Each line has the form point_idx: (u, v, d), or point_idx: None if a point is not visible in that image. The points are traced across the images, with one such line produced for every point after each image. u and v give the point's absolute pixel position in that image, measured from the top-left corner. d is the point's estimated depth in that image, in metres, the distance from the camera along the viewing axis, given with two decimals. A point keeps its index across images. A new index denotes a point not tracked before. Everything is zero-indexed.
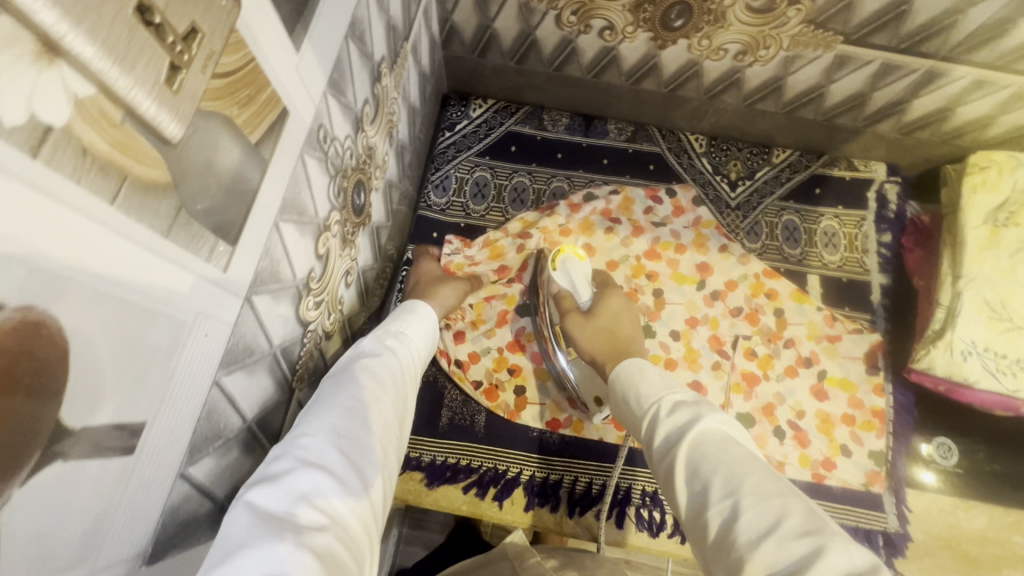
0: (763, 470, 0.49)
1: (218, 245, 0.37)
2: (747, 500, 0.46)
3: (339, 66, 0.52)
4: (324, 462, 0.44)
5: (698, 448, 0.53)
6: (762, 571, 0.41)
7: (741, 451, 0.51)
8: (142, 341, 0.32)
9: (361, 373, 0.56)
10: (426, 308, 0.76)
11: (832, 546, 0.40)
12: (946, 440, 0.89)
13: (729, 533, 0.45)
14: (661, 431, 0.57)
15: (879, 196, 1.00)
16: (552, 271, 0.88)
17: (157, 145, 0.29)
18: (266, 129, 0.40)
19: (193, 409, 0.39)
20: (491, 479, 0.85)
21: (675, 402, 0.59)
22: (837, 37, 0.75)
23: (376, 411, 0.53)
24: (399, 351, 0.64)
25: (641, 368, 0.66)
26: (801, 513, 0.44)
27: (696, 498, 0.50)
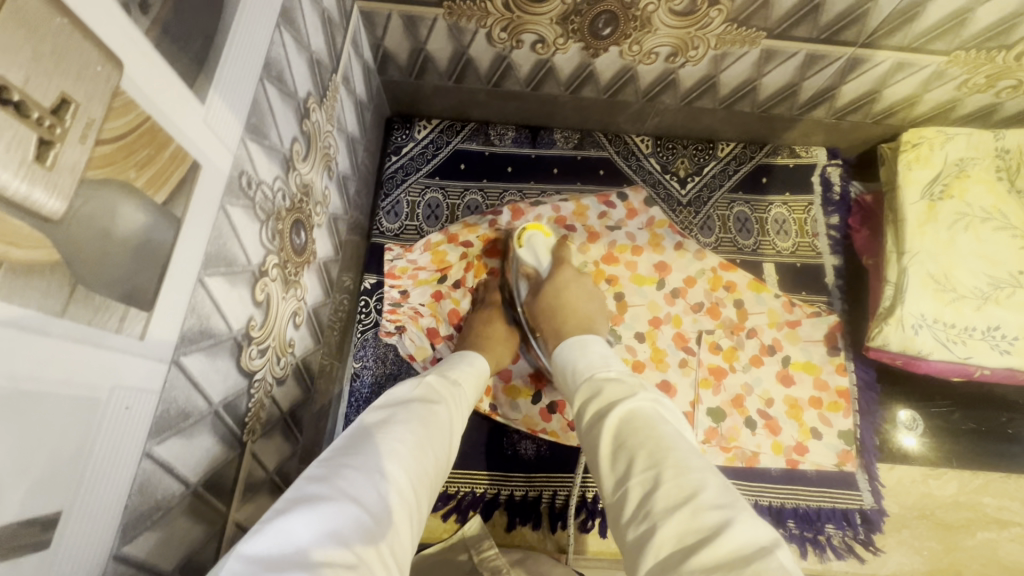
0: (687, 449, 0.48)
1: (130, 313, 0.36)
2: (667, 473, 0.45)
3: (256, 108, 0.51)
4: (363, 498, 0.43)
5: (625, 422, 0.52)
6: (672, 541, 0.40)
7: (669, 430, 0.50)
8: (45, 429, 0.30)
9: (409, 415, 0.55)
10: (481, 361, 0.75)
11: (742, 520, 0.40)
12: (912, 413, 0.92)
13: (647, 502, 0.44)
14: (591, 406, 0.57)
15: (823, 179, 1.02)
16: (518, 249, 0.86)
17: (37, 224, 0.28)
18: (174, 186, 0.39)
19: (121, 487, 0.37)
20: (469, 503, 0.84)
21: (608, 380, 0.59)
22: (761, 33, 0.76)
23: (419, 459, 0.51)
24: (448, 399, 0.61)
25: (583, 347, 0.67)
26: (717, 487, 0.43)
27: (618, 470, 0.49)
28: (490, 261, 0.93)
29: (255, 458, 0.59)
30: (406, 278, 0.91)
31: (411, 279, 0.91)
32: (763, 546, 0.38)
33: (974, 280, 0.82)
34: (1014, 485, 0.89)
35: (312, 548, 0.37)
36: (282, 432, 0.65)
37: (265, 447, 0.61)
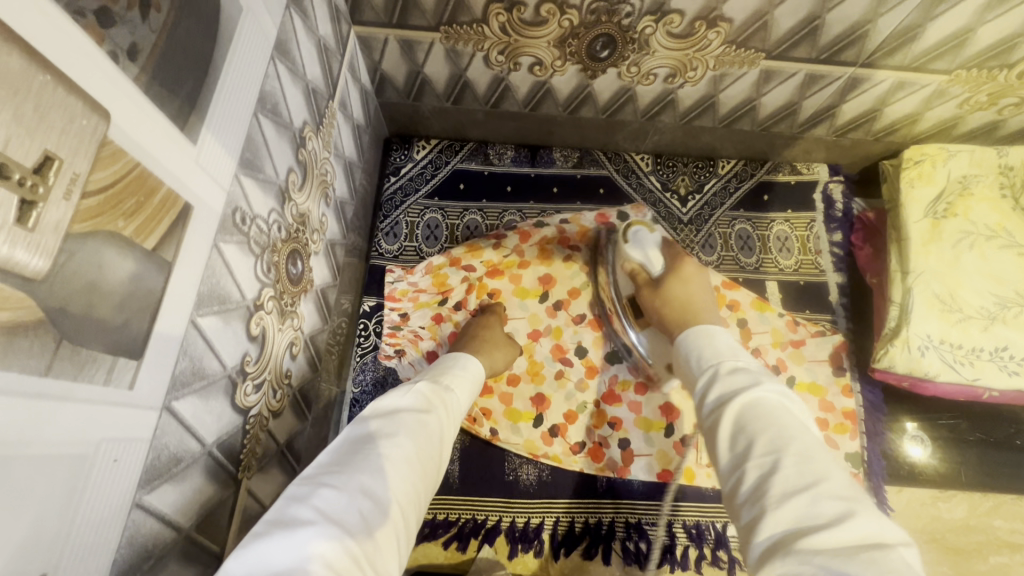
0: (813, 441, 0.47)
1: (119, 363, 0.35)
2: (790, 461, 0.44)
3: (250, 143, 0.50)
4: (342, 518, 0.42)
5: (755, 407, 0.51)
6: (786, 522, 0.41)
7: (794, 421, 0.49)
8: (28, 491, 0.29)
9: (399, 424, 0.53)
10: (475, 365, 0.70)
11: (862, 514, 0.40)
12: (918, 431, 0.90)
13: (763, 486, 0.44)
14: (715, 389, 0.55)
15: (824, 196, 1.01)
16: (625, 244, 0.82)
17: (20, 284, 0.27)
18: (165, 231, 0.38)
19: (109, 541, 0.36)
20: (471, 530, 0.82)
21: (737, 366, 0.56)
22: (759, 54, 0.76)
23: (407, 473, 0.50)
24: (443, 405, 0.60)
25: (710, 336, 0.62)
26: (841, 481, 0.43)
27: (738, 452, 0.48)
28: (492, 282, 0.92)
29: (252, 494, 0.58)
30: (406, 300, 0.90)
31: (411, 301, 0.91)
32: (884, 541, 0.38)
33: (980, 300, 0.81)
34: None
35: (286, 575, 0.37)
36: (278, 464, 0.64)
37: (262, 482, 0.60)
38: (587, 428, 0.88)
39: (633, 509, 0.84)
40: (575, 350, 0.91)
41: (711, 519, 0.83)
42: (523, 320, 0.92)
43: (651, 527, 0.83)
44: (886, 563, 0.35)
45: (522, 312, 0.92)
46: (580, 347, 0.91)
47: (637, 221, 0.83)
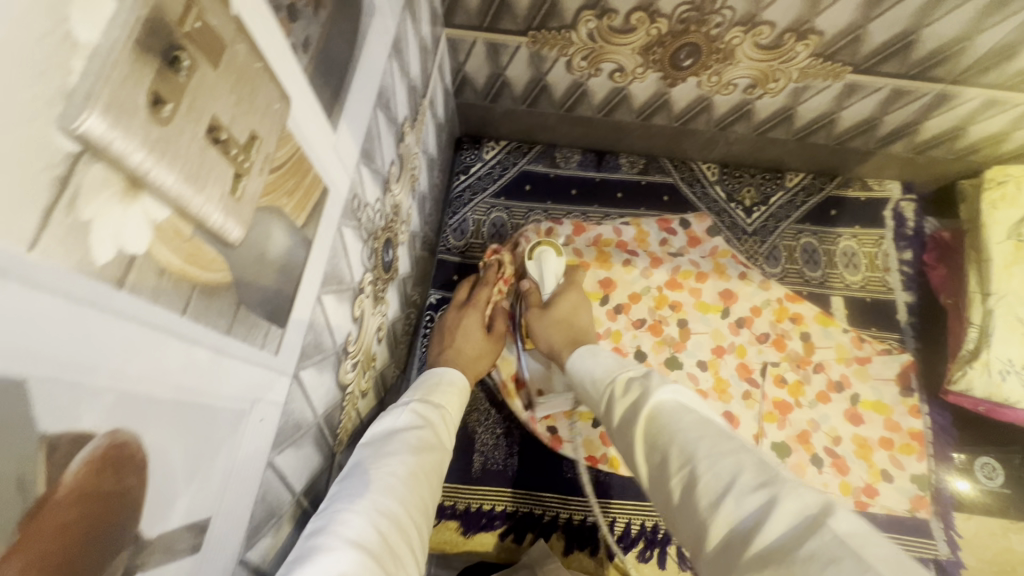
0: (716, 431, 0.50)
1: (271, 330, 0.38)
2: (702, 464, 0.47)
3: (369, 135, 0.53)
4: (363, 539, 0.44)
5: (656, 419, 0.55)
6: (723, 533, 0.42)
7: (688, 419, 0.52)
8: (208, 440, 0.32)
9: (398, 445, 0.57)
10: (461, 379, 0.75)
11: (784, 496, 0.41)
12: (989, 460, 0.87)
13: (691, 499, 0.46)
14: (619, 407, 0.60)
15: (896, 214, 1.00)
16: (529, 261, 0.92)
17: (220, 250, 0.30)
18: (310, 211, 0.41)
19: (249, 495, 0.39)
20: (528, 524, 0.84)
21: (629, 380, 0.62)
22: (846, 68, 0.76)
23: (411, 488, 0.53)
24: (436, 423, 0.63)
25: (594, 353, 0.72)
26: (755, 466, 0.45)
27: (657, 468, 0.52)
28: (599, 270, 0.97)
29: (341, 469, 0.61)
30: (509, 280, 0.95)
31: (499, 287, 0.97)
32: (812, 519, 0.39)
33: None
34: None
35: None
36: (360, 443, 0.67)
37: (349, 458, 0.63)
38: None
39: None
40: (635, 353, 0.94)
41: None
42: None
43: None
44: (823, 553, 0.36)
45: None
46: (640, 351, 0.94)
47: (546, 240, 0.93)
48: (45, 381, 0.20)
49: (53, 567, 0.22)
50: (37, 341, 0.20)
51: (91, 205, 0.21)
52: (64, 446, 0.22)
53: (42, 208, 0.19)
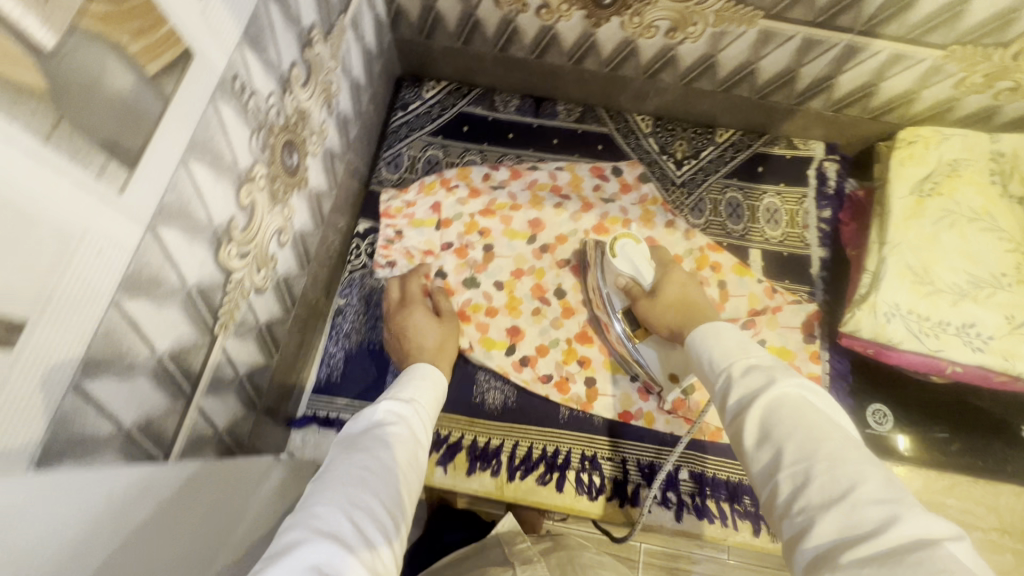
0: (844, 439, 0.50)
1: (111, 166, 0.39)
2: (820, 467, 0.48)
3: (257, 21, 0.55)
4: (334, 530, 0.47)
5: (774, 411, 0.55)
6: (832, 532, 0.44)
7: (816, 419, 0.52)
8: (18, 241, 0.34)
9: (371, 443, 0.60)
10: (435, 372, 0.77)
11: (907, 515, 0.42)
12: (880, 406, 0.91)
13: (801, 496, 0.48)
14: (733, 394, 0.60)
15: (818, 173, 1.03)
16: (614, 259, 0.86)
17: (26, 51, 0.32)
18: (165, 64, 0.43)
19: (88, 327, 0.40)
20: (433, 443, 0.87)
21: (748, 366, 0.61)
22: (758, 12, 0.78)
23: (384, 480, 0.56)
24: (409, 418, 0.66)
25: (715, 333, 0.68)
26: (878, 481, 0.45)
27: (766, 461, 0.52)
28: (531, 211, 1.00)
29: (226, 355, 0.63)
30: (401, 217, 0.97)
31: (406, 219, 0.97)
32: (931, 540, 0.40)
33: (953, 277, 0.82)
34: (980, 491, 0.88)
35: None
36: (254, 340, 0.69)
37: (237, 348, 0.64)
38: (557, 363, 0.93)
39: (590, 442, 0.88)
40: (555, 290, 0.97)
41: (663, 461, 0.87)
42: (509, 258, 0.99)
43: (605, 461, 0.87)
44: (938, 563, 0.38)
45: (509, 251, 0.99)
46: (559, 289, 0.98)
47: (623, 234, 0.86)
48: None
49: None
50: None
51: None
52: None
53: None
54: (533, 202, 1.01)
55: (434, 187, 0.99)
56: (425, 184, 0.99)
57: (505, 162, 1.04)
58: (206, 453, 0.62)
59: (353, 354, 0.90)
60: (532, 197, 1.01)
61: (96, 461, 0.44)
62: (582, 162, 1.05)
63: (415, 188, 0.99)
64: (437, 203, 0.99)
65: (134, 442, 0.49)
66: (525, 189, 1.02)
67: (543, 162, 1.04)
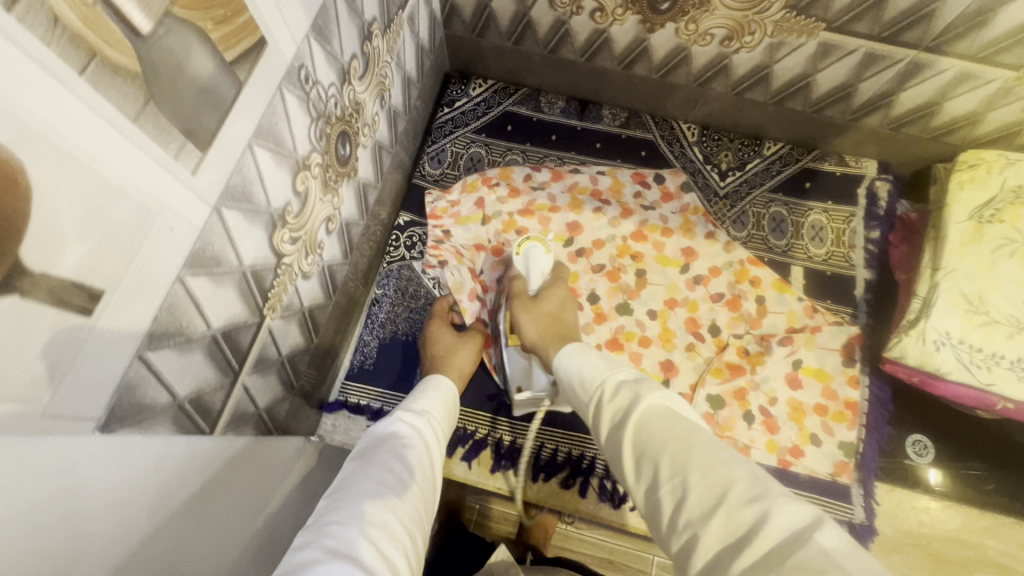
0: (707, 442, 0.51)
1: (187, 147, 0.41)
2: (694, 476, 0.48)
3: (324, 12, 0.56)
4: (350, 548, 0.44)
5: (642, 428, 0.55)
6: (717, 544, 0.43)
7: (684, 425, 0.53)
8: (106, 213, 0.36)
9: (386, 456, 0.58)
10: (446, 386, 0.77)
11: (776, 509, 0.43)
12: (921, 436, 0.87)
13: (682, 511, 0.47)
14: (606, 413, 0.61)
15: (869, 192, 0.99)
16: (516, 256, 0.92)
17: (126, 34, 0.33)
18: (240, 52, 0.44)
19: (154, 298, 0.42)
20: (459, 439, 0.88)
21: (618, 384, 0.63)
22: (819, 24, 0.77)
23: (400, 494, 0.53)
24: (426, 436, 0.65)
25: (580, 353, 0.71)
26: (746, 480, 0.46)
27: (649, 479, 0.52)
28: (571, 214, 1.00)
29: (271, 336, 0.64)
30: (447, 217, 0.99)
31: (451, 218, 0.99)
32: (803, 533, 0.40)
33: (1010, 308, 0.78)
34: None
35: None
36: (298, 324, 0.71)
37: (282, 330, 0.66)
38: None
39: None
40: (589, 295, 0.98)
41: None
42: None
43: None
44: (811, 563, 0.38)
45: None
46: (593, 294, 0.98)
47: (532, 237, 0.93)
48: None
49: None
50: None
51: None
52: None
53: None
54: (571, 205, 1.01)
55: (475, 186, 1.00)
56: (467, 183, 1.00)
57: (547, 164, 1.04)
58: (247, 429, 0.64)
59: (387, 344, 0.92)
60: (571, 200, 1.01)
61: (150, 428, 0.46)
62: (623, 169, 1.04)
63: (458, 188, 1.01)
64: (480, 200, 1.00)
65: (185, 413, 0.51)
66: (565, 193, 1.02)
67: (585, 166, 1.04)
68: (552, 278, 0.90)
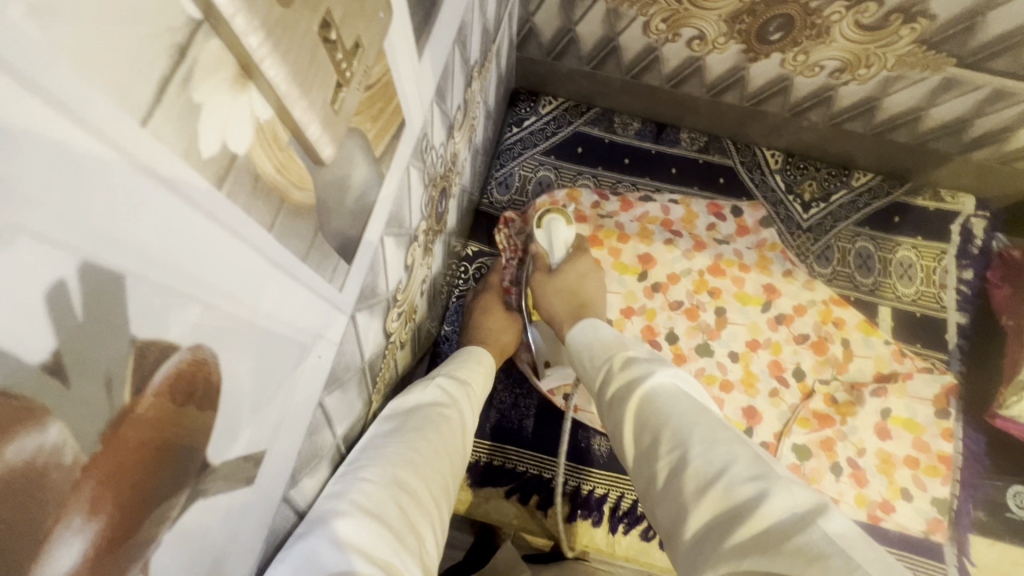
0: (713, 420, 0.47)
1: (339, 266, 0.35)
2: (695, 450, 0.44)
3: (446, 71, 0.50)
4: (377, 510, 0.41)
5: (646, 402, 0.51)
6: (709, 516, 0.40)
7: (691, 401, 0.49)
8: (274, 368, 0.30)
9: (422, 419, 0.53)
10: (486, 357, 0.71)
11: (776, 489, 0.40)
12: (1022, 489, 0.83)
13: (675, 484, 0.44)
14: (614, 382, 0.56)
15: (963, 229, 0.94)
16: (536, 229, 0.85)
17: (310, 167, 0.27)
18: (387, 143, 0.38)
19: (300, 433, 0.37)
20: (535, 486, 0.83)
21: (626, 359, 0.58)
22: (950, 60, 0.70)
23: (435, 463, 0.49)
24: (461, 400, 0.60)
25: (595, 327, 0.66)
26: (749, 459, 0.43)
27: (643, 448, 0.49)
28: (642, 245, 0.90)
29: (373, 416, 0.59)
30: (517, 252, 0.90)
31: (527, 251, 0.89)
32: (803, 513, 0.37)
33: None
34: None
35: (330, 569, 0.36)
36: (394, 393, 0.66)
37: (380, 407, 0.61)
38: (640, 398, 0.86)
39: None
40: (666, 335, 0.87)
41: None
42: (618, 295, 0.88)
43: None
44: (812, 547, 0.35)
45: (618, 287, 0.88)
46: (672, 334, 0.87)
47: (556, 209, 0.86)
48: (141, 281, 0.18)
49: (126, 485, 0.20)
50: (124, 217, 0.16)
51: (204, 87, 0.18)
52: (150, 356, 0.19)
53: (157, 78, 0.16)
54: (642, 236, 0.91)
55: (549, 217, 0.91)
56: (535, 205, 0.91)
57: (624, 190, 0.97)
58: None
59: None
60: (641, 231, 0.92)
61: None
62: (700, 199, 0.96)
63: (532, 216, 0.91)
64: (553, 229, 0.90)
65: None
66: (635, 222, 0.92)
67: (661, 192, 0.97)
68: (576, 249, 0.83)
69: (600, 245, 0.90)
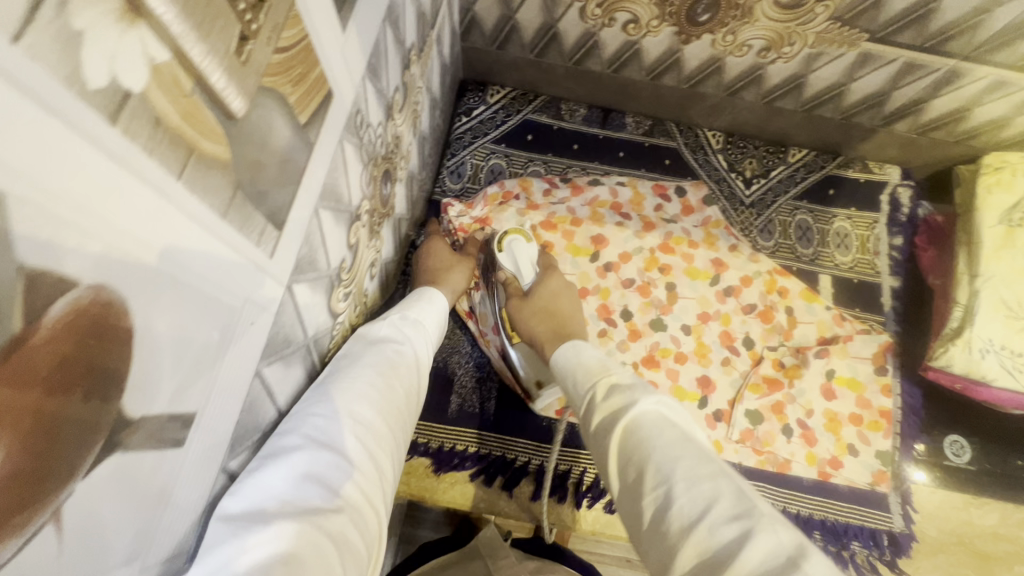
0: (697, 452, 0.48)
1: (267, 230, 0.35)
2: (679, 487, 0.45)
3: (377, 49, 0.51)
4: (334, 442, 0.43)
5: (632, 433, 0.52)
6: (693, 558, 0.41)
7: (676, 433, 0.50)
8: (197, 327, 0.30)
9: (376, 355, 0.54)
10: (438, 296, 0.72)
11: (758, 531, 0.40)
12: (958, 437, 0.89)
13: (661, 523, 0.45)
14: (600, 413, 0.56)
15: (891, 199, 1.00)
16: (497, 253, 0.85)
17: (220, 120, 0.28)
18: (313, 110, 0.39)
19: (237, 402, 0.37)
20: (499, 467, 0.83)
21: (611, 387, 0.58)
22: (863, 35, 0.75)
23: (391, 399, 0.51)
24: (414, 339, 0.61)
25: (576, 351, 0.66)
26: (732, 496, 0.43)
27: (628, 483, 0.49)
28: (592, 227, 0.92)
29: None
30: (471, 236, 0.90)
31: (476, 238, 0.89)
32: (789, 560, 0.38)
33: None
34: None
35: (293, 496, 0.38)
36: None
37: None
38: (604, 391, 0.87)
39: None
40: (621, 312, 0.89)
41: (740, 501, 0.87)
42: (573, 276, 0.90)
43: None
44: None
45: (572, 268, 0.90)
46: (626, 311, 0.90)
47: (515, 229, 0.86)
48: (24, 205, 0.18)
49: (22, 423, 0.20)
50: None
51: (83, 14, 0.19)
52: (42, 288, 0.19)
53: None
54: (593, 218, 0.93)
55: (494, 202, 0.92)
56: (486, 196, 0.92)
57: (574, 174, 0.98)
58: None
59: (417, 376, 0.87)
60: (591, 214, 0.94)
61: None
62: (647, 180, 0.99)
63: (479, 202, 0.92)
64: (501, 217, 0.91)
65: None
66: (586, 206, 0.94)
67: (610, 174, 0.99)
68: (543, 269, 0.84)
69: (553, 229, 0.91)
